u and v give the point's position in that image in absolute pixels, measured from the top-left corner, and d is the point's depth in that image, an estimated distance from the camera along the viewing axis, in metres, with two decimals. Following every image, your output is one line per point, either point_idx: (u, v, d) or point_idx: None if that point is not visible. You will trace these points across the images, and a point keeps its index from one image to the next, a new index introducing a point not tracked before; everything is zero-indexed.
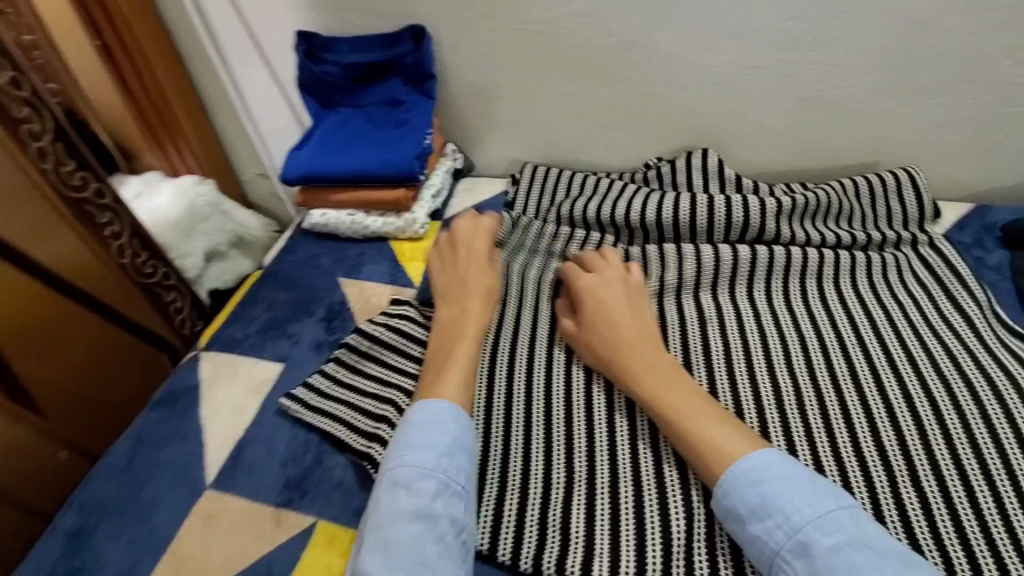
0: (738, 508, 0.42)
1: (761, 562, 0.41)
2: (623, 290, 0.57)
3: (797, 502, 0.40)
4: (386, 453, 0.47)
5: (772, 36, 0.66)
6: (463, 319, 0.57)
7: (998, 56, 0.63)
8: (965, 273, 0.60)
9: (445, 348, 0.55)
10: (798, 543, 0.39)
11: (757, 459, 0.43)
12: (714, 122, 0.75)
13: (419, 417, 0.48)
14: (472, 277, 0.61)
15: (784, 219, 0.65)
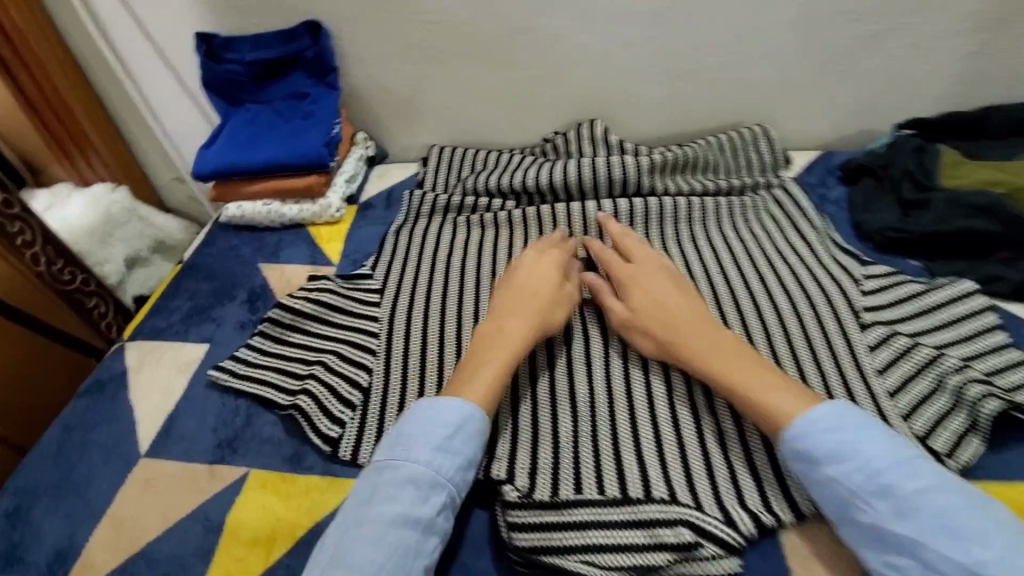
0: (814, 454, 0.41)
1: (836, 504, 0.41)
2: (666, 276, 0.56)
3: (877, 451, 0.40)
4: (396, 437, 0.46)
5: (637, 15, 0.75)
6: (504, 333, 0.52)
7: (822, 23, 0.74)
8: (807, 206, 0.70)
9: (476, 358, 0.51)
10: (880, 486, 0.39)
11: (834, 416, 0.42)
12: (601, 96, 0.83)
13: (446, 417, 0.46)
14: (542, 295, 0.55)
15: (656, 174, 0.74)
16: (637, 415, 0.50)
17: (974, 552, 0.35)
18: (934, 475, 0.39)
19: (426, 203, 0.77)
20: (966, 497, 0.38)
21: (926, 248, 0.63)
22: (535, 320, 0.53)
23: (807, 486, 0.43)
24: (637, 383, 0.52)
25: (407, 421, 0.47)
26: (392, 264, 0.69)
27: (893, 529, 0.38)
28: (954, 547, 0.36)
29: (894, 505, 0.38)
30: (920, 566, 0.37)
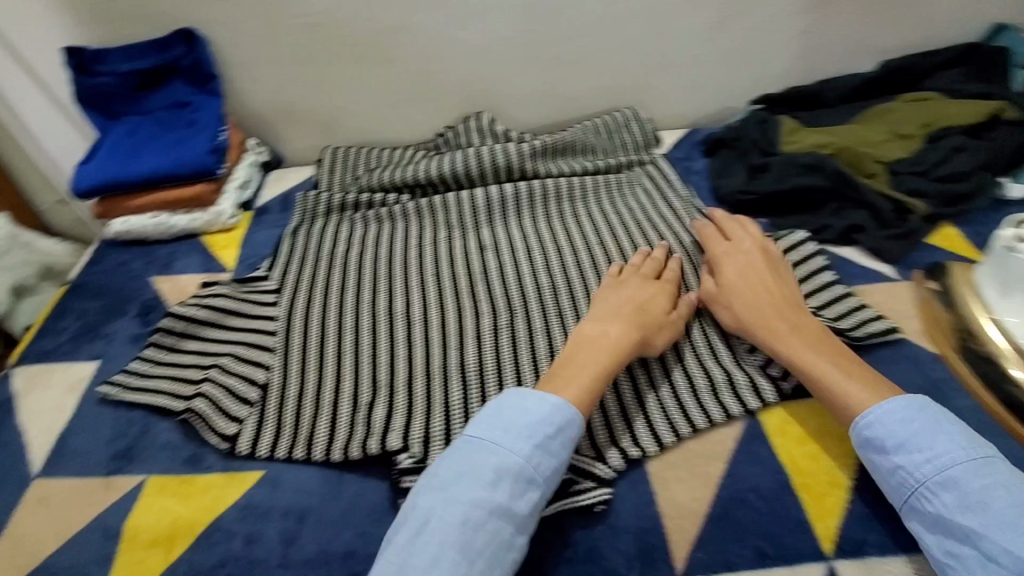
0: (880, 439, 0.43)
1: (901, 492, 0.42)
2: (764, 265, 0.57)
3: (948, 446, 0.41)
4: (498, 428, 0.45)
5: (508, 11, 0.80)
6: (600, 342, 0.51)
7: (675, 12, 0.81)
8: (674, 178, 0.78)
9: (569, 366, 0.49)
10: (947, 478, 0.40)
11: (911, 405, 0.43)
12: (486, 89, 0.87)
13: (552, 418, 0.45)
14: (639, 302, 0.54)
15: (538, 158, 0.79)
16: (523, 377, 0.55)
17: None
18: (1011, 478, 0.39)
19: (322, 203, 0.78)
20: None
21: (771, 206, 0.72)
22: (633, 328, 0.52)
23: (873, 472, 0.44)
24: (523, 351, 0.57)
25: (500, 401, 0.47)
26: (289, 266, 0.70)
27: (956, 521, 0.39)
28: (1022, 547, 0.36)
29: (956, 497, 0.39)
30: (981, 558, 0.37)
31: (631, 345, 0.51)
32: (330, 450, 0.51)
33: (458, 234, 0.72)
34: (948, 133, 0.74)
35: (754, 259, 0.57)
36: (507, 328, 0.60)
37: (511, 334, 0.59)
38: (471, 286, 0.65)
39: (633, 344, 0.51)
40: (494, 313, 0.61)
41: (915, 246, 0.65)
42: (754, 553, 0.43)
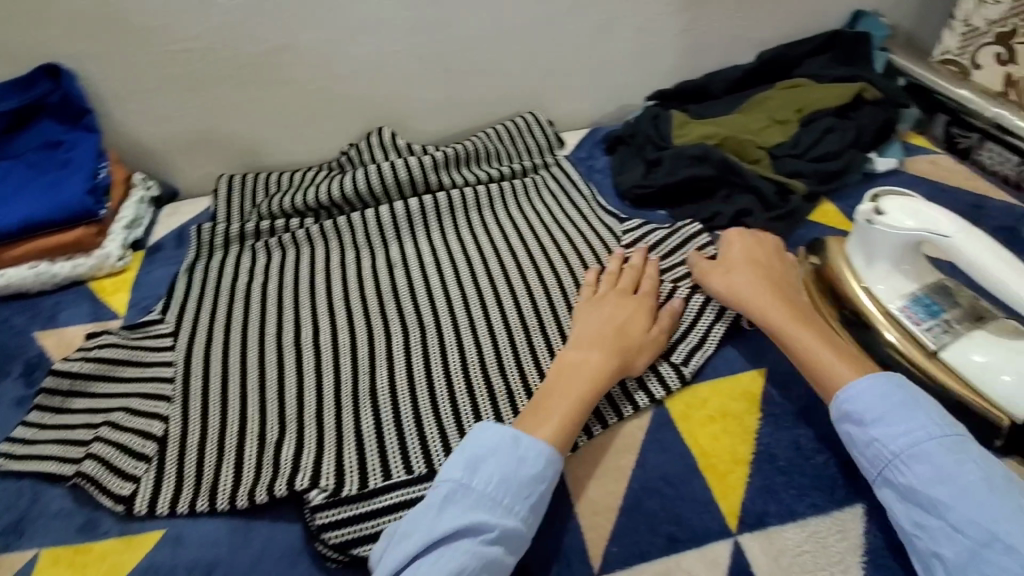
0: (860, 413, 0.44)
1: (875, 464, 0.43)
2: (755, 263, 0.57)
3: (924, 422, 0.42)
4: (474, 473, 0.44)
5: (398, 24, 0.79)
6: (583, 368, 0.50)
7: (561, 16, 0.83)
8: (578, 179, 0.80)
9: (553, 395, 0.48)
10: (920, 452, 0.42)
11: (888, 381, 0.45)
12: (386, 104, 0.86)
13: (532, 459, 0.44)
14: (621, 323, 0.54)
15: (442, 171, 0.78)
16: (438, 393, 0.54)
17: (1011, 528, 0.37)
18: (979, 456, 0.41)
19: (219, 234, 0.74)
20: (1008, 479, 0.40)
21: (667, 196, 0.75)
22: (614, 353, 0.51)
23: (849, 445, 0.45)
24: (437, 366, 0.57)
25: (491, 438, 0.45)
26: (186, 305, 0.66)
27: (927, 492, 0.40)
28: (987, 519, 0.38)
29: (928, 471, 0.41)
30: (946, 529, 0.39)
31: (614, 370, 0.50)
32: (236, 498, 0.49)
33: (365, 254, 0.71)
34: (818, 116, 0.80)
35: (747, 258, 0.58)
36: (419, 345, 0.59)
37: (423, 351, 0.58)
38: (381, 306, 0.63)
39: (615, 369, 0.50)
40: (405, 331, 0.60)
41: (796, 224, 0.70)
42: (666, 539, 0.44)
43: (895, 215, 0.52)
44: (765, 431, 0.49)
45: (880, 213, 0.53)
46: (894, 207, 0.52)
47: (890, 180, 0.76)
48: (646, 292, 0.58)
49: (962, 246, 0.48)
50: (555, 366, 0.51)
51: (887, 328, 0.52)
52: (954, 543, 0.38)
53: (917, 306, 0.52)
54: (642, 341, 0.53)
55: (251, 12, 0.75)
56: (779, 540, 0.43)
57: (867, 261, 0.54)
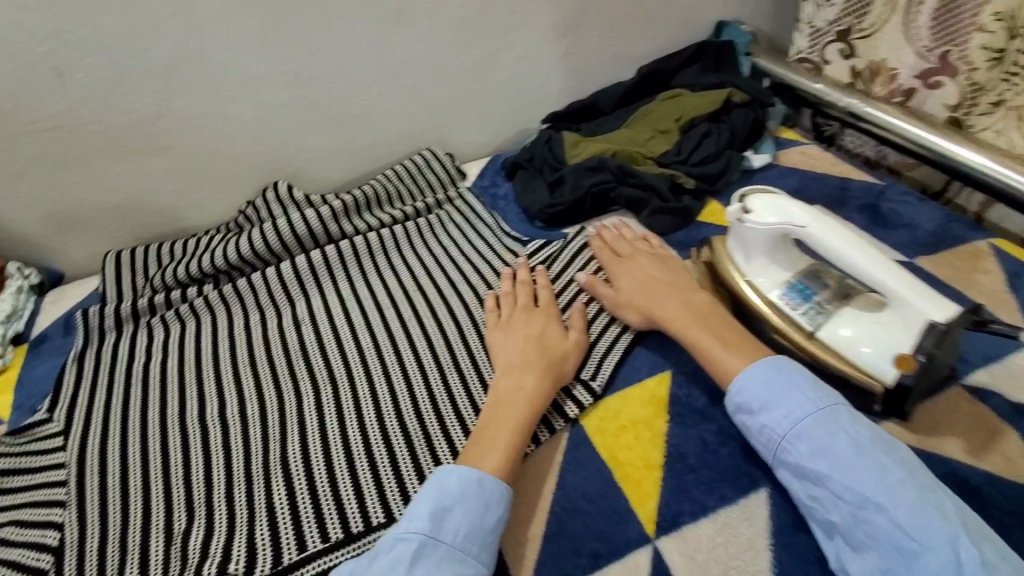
0: (749, 403, 0.48)
1: (769, 447, 0.47)
2: (654, 268, 0.62)
3: (802, 401, 0.46)
4: (438, 524, 0.44)
5: (277, 78, 0.79)
6: (518, 394, 0.52)
7: (441, 55, 0.86)
8: (481, 210, 0.82)
9: (490, 429, 0.50)
10: (800, 431, 0.45)
11: (769, 368, 0.49)
12: (279, 158, 0.85)
13: (490, 502, 0.45)
14: (539, 339, 0.57)
15: (343, 219, 0.78)
16: (353, 449, 0.54)
17: (880, 488, 0.41)
18: (852, 423, 0.45)
19: (108, 316, 0.70)
20: (875, 440, 0.44)
21: (574, 214, 0.78)
22: (543, 371, 0.53)
23: (746, 434, 0.49)
24: (350, 422, 0.56)
25: (457, 484, 0.46)
26: (77, 397, 0.61)
27: (811, 467, 0.44)
28: (861, 482, 0.42)
29: (809, 447, 0.45)
30: (832, 498, 0.42)
31: (548, 388, 0.53)
32: None
33: (271, 316, 0.70)
34: (694, 124, 0.85)
35: (645, 273, 0.62)
36: (331, 403, 0.58)
37: (336, 408, 0.57)
38: (289, 368, 0.62)
39: (549, 386, 0.53)
40: (316, 390, 0.59)
41: (686, 224, 0.75)
42: (586, 558, 0.45)
43: (764, 213, 0.56)
44: (673, 432, 0.51)
45: (747, 211, 0.57)
46: (760, 205, 0.56)
47: (765, 174, 0.82)
48: (547, 303, 0.62)
49: (816, 231, 0.52)
50: (490, 398, 0.52)
51: (771, 317, 0.56)
52: (841, 510, 0.42)
53: (792, 292, 0.55)
54: (563, 347, 0.56)
55: (119, 83, 0.72)
56: (694, 538, 0.45)
57: (747, 256, 0.58)
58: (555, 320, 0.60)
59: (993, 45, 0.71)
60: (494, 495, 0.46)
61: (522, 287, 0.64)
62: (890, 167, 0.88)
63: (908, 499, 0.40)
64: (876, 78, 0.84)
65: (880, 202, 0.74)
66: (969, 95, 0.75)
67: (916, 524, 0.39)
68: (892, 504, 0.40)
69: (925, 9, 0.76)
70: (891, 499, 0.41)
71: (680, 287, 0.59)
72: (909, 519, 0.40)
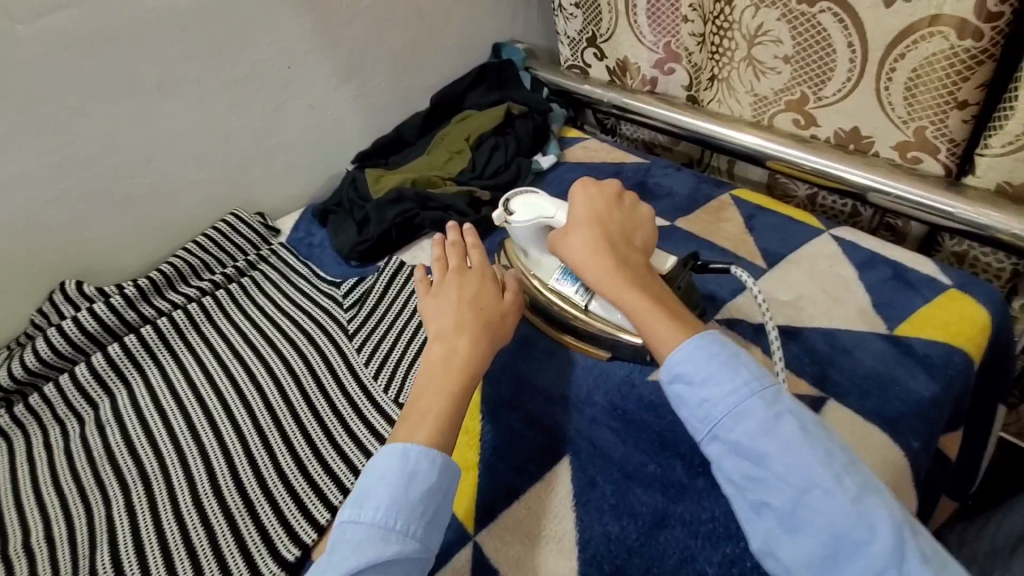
0: (688, 373, 0.45)
1: (703, 423, 0.45)
2: (610, 217, 0.56)
3: (745, 376, 0.44)
4: (362, 506, 0.44)
5: (35, 174, 0.74)
6: (453, 358, 0.51)
7: (223, 118, 0.85)
8: (295, 263, 0.82)
9: (427, 396, 0.49)
10: (744, 408, 0.43)
11: (714, 343, 0.46)
12: (63, 255, 0.79)
13: (412, 475, 0.44)
14: (472, 300, 0.56)
15: (141, 303, 0.74)
16: (170, 542, 0.53)
17: (828, 475, 0.40)
18: (795, 405, 0.44)
19: None
20: (817, 423, 0.43)
21: (383, 248, 0.81)
22: (478, 334, 0.53)
23: (677, 403, 0.46)
24: (165, 515, 0.55)
25: (383, 462, 0.45)
26: None
27: (752, 447, 0.42)
28: (805, 468, 0.41)
29: (757, 426, 0.43)
30: (777, 483, 0.41)
31: (481, 352, 0.52)
32: None
33: (70, 425, 0.65)
34: (483, 140, 0.92)
35: (593, 217, 0.56)
36: (144, 501, 0.57)
37: (150, 505, 0.56)
38: (96, 476, 0.59)
39: (483, 350, 0.52)
40: (126, 492, 0.57)
41: (487, 233, 0.81)
42: None
43: (523, 212, 0.62)
44: (484, 429, 0.55)
45: (511, 214, 0.62)
46: (519, 204, 0.62)
47: (555, 173, 0.90)
48: (480, 262, 0.60)
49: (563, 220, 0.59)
50: (424, 365, 0.51)
51: (555, 301, 0.60)
52: (783, 495, 0.41)
53: (566, 274, 0.60)
54: (498, 308, 0.56)
55: None
56: (506, 524, 0.48)
57: (526, 252, 0.64)
58: (491, 279, 0.59)
59: (696, 31, 0.84)
60: (418, 466, 0.45)
61: (450, 252, 0.62)
62: (661, 146, 1.00)
63: (852, 485, 0.40)
64: (626, 72, 0.97)
65: (647, 178, 0.84)
66: (694, 75, 0.89)
67: (861, 511, 0.39)
68: (840, 491, 0.40)
69: (638, 11, 0.88)
70: (838, 486, 0.40)
71: (622, 242, 0.55)
72: (853, 506, 0.39)
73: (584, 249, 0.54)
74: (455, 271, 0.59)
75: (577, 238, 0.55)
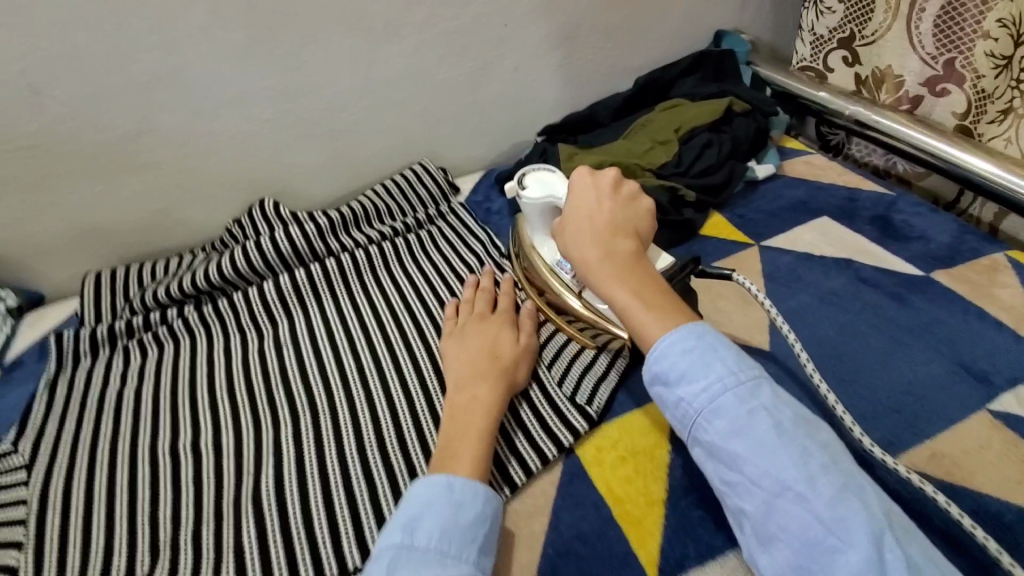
0: (665, 374, 0.44)
1: (683, 423, 0.43)
2: (596, 215, 0.52)
3: (721, 372, 0.42)
4: (409, 534, 0.40)
5: (260, 94, 0.77)
6: (472, 403, 0.49)
7: (432, 68, 0.84)
8: (473, 225, 0.79)
9: (451, 439, 0.47)
10: (715, 406, 0.42)
11: (690, 339, 0.44)
12: (265, 174, 0.82)
13: (458, 502, 0.42)
14: (491, 346, 0.54)
15: (328, 236, 0.75)
16: (331, 483, 0.52)
17: (801, 477, 0.38)
18: (775, 402, 0.41)
19: (83, 340, 0.67)
20: (797, 421, 0.41)
21: None
22: (496, 378, 0.51)
23: (660, 404, 0.45)
24: (329, 453, 0.54)
25: (425, 491, 0.42)
26: (45, 428, 0.58)
27: (723, 447, 0.41)
28: (777, 468, 0.39)
29: (727, 427, 0.41)
30: (746, 483, 0.39)
31: (501, 389, 0.50)
32: None
33: (251, 337, 0.67)
34: (694, 134, 0.82)
35: (583, 205, 0.53)
36: (311, 432, 0.56)
37: (316, 440, 0.55)
38: (269, 395, 0.60)
39: (502, 387, 0.51)
40: (295, 420, 0.57)
41: (687, 238, 0.73)
42: None
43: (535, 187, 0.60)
44: (676, 464, 0.48)
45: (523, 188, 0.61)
46: (533, 180, 0.60)
47: (770, 185, 0.79)
48: (504, 307, 0.59)
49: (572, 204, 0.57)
50: (446, 413, 0.49)
51: (552, 282, 0.59)
52: (755, 498, 0.39)
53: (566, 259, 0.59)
54: (515, 353, 0.54)
55: (97, 101, 0.70)
56: None
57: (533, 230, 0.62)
58: (508, 324, 0.57)
59: (1000, 53, 0.69)
60: (462, 493, 0.43)
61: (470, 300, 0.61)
62: (899, 176, 0.84)
63: (829, 489, 0.37)
64: (882, 85, 0.82)
65: (891, 212, 0.71)
66: (977, 103, 0.73)
67: (836, 516, 0.36)
68: (812, 494, 0.37)
69: (926, 16, 0.74)
70: (811, 489, 0.37)
71: (613, 229, 0.51)
72: (828, 511, 0.37)
73: (575, 247, 0.52)
74: (477, 318, 0.58)
75: (567, 243, 0.52)
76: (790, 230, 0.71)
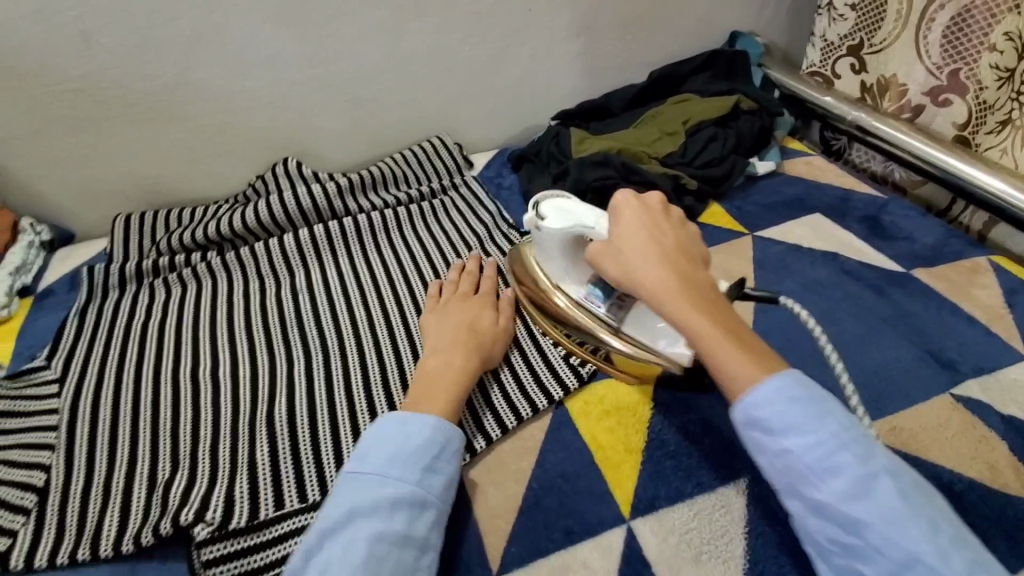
0: (770, 422, 0.40)
1: (787, 477, 0.40)
2: (663, 241, 0.50)
3: (836, 427, 0.40)
4: (363, 460, 0.45)
5: (292, 57, 0.80)
6: (446, 368, 0.52)
7: (456, 45, 0.87)
8: (483, 198, 0.83)
9: (421, 393, 0.50)
10: (832, 465, 0.39)
11: (787, 381, 0.41)
12: (290, 134, 0.86)
13: (412, 433, 0.46)
14: (469, 322, 0.57)
15: (347, 196, 0.79)
16: (337, 416, 0.56)
17: (930, 549, 0.36)
18: (891, 463, 0.39)
19: (113, 274, 0.72)
20: (914, 486, 0.39)
21: None
22: (472, 351, 0.54)
23: (754, 451, 0.42)
24: (337, 389, 0.58)
25: (385, 425, 0.47)
26: (75, 349, 0.63)
27: (841, 509, 0.38)
28: (903, 538, 0.36)
29: (846, 487, 0.38)
30: (871, 551, 0.37)
31: (475, 362, 0.53)
32: (121, 542, 0.47)
33: (269, 284, 0.71)
34: (701, 127, 0.86)
35: (648, 229, 0.51)
36: (321, 370, 0.60)
37: (326, 377, 0.59)
38: (285, 335, 0.64)
39: (476, 361, 0.54)
40: (307, 358, 0.62)
41: None
42: (562, 535, 0.45)
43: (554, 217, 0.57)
44: (657, 420, 0.52)
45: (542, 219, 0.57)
46: (549, 209, 0.57)
47: (769, 181, 0.83)
48: (487, 292, 0.62)
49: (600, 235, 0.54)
50: (419, 372, 0.52)
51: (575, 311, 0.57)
52: (879, 565, 0.37)
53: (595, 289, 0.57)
54: (493, 332, 0.57)
55: (140, 50, 0.74)
56: (669, 521, 0.46)
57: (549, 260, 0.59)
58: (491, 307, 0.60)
59: (1004, 64, 0.72)
60: (417, 427, 0.47)
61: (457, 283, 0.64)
62: (896, 183, 0.87)
63: (960, 563, 0.36)
64: (886, 93, 0.85)
65: (881, 214, 0.75)
66: (978, 114, 0.77)
67: None
68: (944, 568, 0.35)
69: (935, 25, 0.77)
70: (943, 562, 0.35)
71: (682, 256, 0.49)
72: None
73: (647, 270, 0.48)
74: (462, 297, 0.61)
75: (634, 265, 0.49)
76: (784, 223, 0.75)
